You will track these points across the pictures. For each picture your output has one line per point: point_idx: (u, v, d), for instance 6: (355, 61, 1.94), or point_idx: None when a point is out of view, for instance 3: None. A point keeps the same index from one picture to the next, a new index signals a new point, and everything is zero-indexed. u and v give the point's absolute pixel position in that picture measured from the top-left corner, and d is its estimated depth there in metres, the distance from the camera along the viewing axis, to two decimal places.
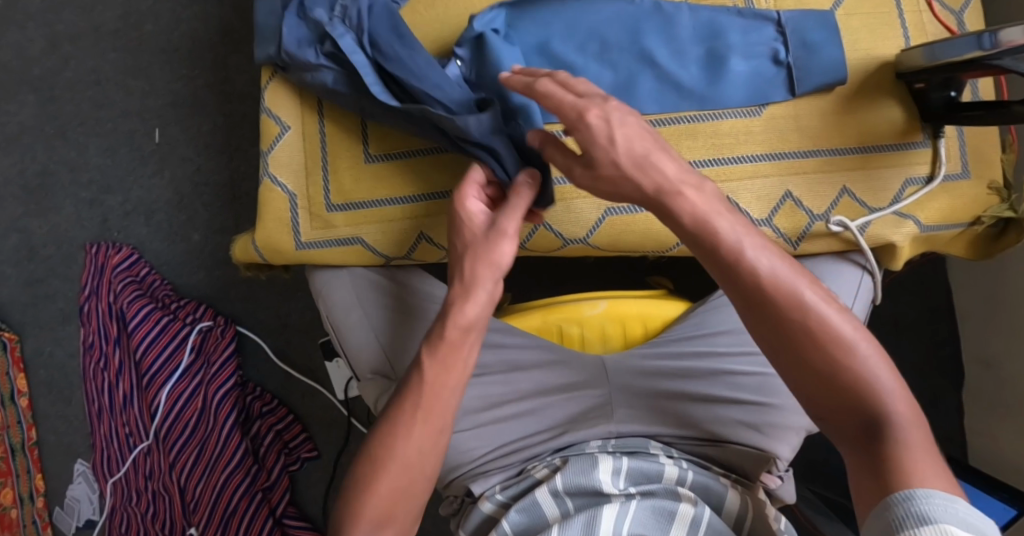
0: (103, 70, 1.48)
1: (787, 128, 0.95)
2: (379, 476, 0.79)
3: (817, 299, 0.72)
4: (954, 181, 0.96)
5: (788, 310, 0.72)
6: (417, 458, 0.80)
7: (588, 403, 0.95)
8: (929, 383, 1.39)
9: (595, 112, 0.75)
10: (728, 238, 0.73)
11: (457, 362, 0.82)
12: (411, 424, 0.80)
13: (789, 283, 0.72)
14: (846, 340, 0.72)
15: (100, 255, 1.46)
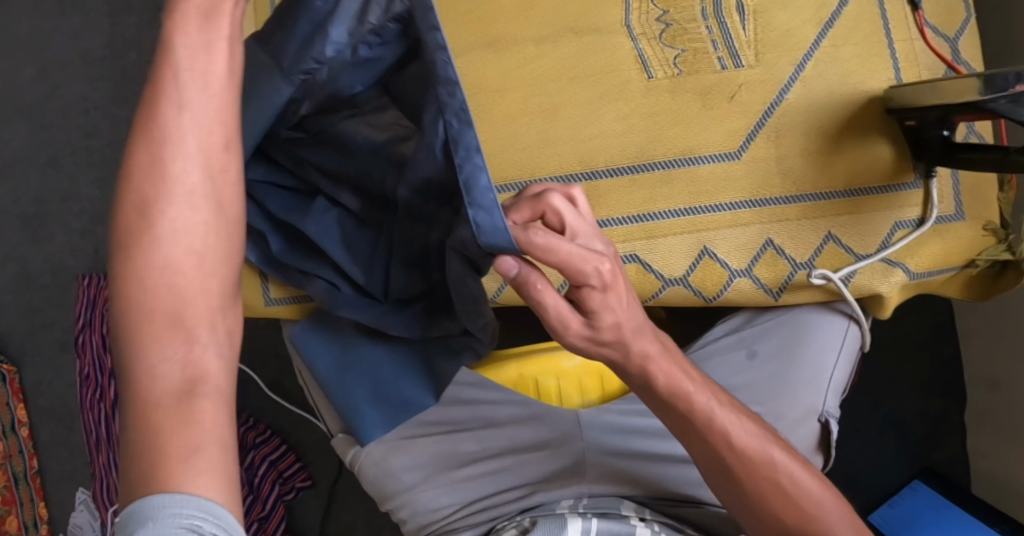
0: (93, 99, 1.49)
1: (770, 171, 0.90)
2: (164, 340, 0.54)
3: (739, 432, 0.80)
4: (947, 223, 0.91)
5: (716, 445, 0.80)
6: (191, 273, 0.56)
7: (562, 461, 0.93)
8: (935, 405, 1.34)
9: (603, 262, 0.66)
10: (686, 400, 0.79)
11: (219, 96, 0.58)
12: (160, 224, 0.55)
13: (707, 423, 0.79)
14: (760, 457, 0.80)
15: (93, 287, 1.46)
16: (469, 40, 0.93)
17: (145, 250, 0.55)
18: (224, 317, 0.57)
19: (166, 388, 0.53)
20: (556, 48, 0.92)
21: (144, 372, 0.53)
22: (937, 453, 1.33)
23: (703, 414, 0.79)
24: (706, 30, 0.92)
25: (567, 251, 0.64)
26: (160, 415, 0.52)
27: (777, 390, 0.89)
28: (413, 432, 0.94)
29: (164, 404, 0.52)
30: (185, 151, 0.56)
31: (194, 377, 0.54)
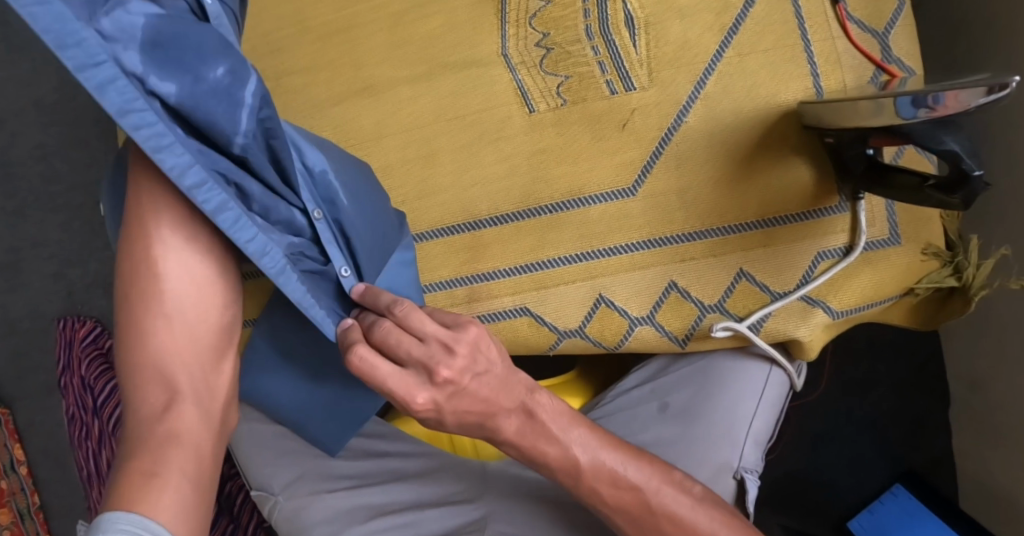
0: (49, 145, 1.51)
1: (671, 207, 0.82)
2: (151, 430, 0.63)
3: (640, 480, 0.74)
4: (879, 249, 0.81)
5: (602, 493, 0.74)
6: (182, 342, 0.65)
7: (466, 515, 0.86)
8: (917, 404, 1.23)
9: (422, 399, 0.66)
10: (562, 455, 0.73)
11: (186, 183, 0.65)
12: (164, 294, 0.65)
13: (594, 471, 0.73)
14: (654, 503, 0.74)
15: (68, 329, 1.49)
16: (343, 90, 0.88)
17: (147, 306, 0.65)
18: (216, 368, 0.68)
19: (153, 422, 0.64)
20: (431, 87, 0.86)
21: (158, 423, 0.64)
22: (917, 455, 1.22)
23: (595, 465, 0.73)
24: (592, 52, 0.82)
25: (380, 382, 0.65)
26: (146, 443, 0.63)
27: (692, 445, 0.82)
28: (319, 488, 0.91)
29: (149, 434, 0.63)
30: (175, 238, 0.65)
31: (174, 429, 0.64)
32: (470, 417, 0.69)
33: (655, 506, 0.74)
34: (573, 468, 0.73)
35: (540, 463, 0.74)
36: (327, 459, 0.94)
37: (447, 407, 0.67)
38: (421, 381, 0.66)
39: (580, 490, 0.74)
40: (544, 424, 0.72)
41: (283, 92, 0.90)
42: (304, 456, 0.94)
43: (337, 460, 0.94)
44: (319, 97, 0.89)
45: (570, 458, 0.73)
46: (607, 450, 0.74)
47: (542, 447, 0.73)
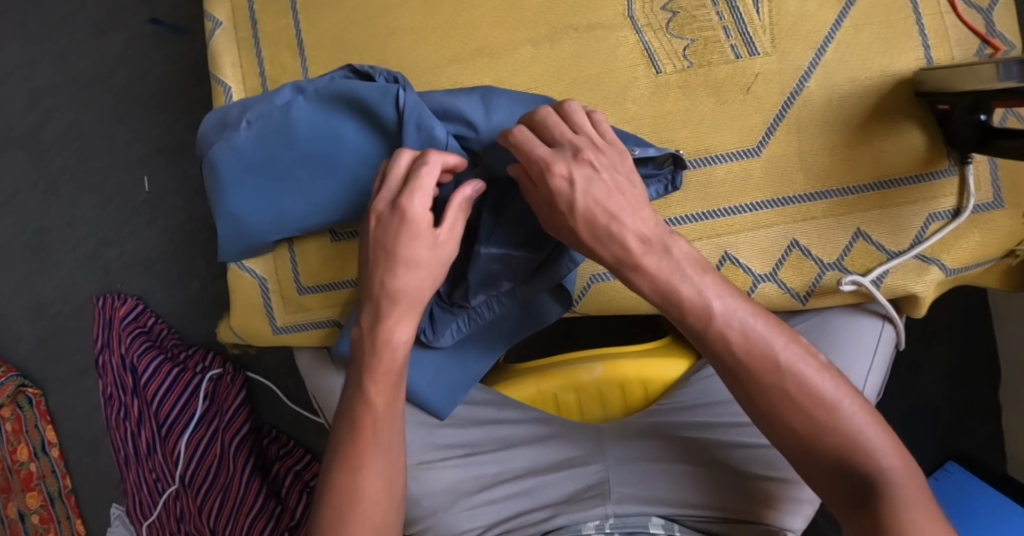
0: (85, 121, 1.46)
1: (792, 168, 0.84)
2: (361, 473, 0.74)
3: (810, 374, 0.69)
4: (985, 212, 0.86)
5: (765, 374, 0.70)
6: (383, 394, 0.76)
7: (587, 480, 0.87)
8: (962, 384, 1.28)
9: (559, 171, 0.71)
10: (696, 303, 0.70)
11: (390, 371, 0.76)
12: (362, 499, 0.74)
13: (765, 351, 0.70)
14: (825, 398, 0.69)
15: (107, 308, 1.44)
16: (459, 50, 0.89)
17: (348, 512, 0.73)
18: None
19: None
20: (553, 48, 0.87)
21: (344, 490, 0.73)
22: (967, 437, 1.28)
23: (749, 341, 0.70)
24: (716, 18, 0.85)
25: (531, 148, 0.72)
26: None
27: None
28: (428, 458, 0.89)
29: None
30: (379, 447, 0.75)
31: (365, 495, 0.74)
32: (597, 216, 0.71)
33: (828, 402, 0.69)
34: (721, 334, 0.70)
35: (691, 323, 0.71)
36: (431, 429, 0.91)
37: (585, 189, 0.71)
38: (564, 157, 0.71)
39: (737, 369, 0.70)
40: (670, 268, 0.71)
41: (394, 52, 0.90)
42: (411, 424, 0.91)
43: (443, 428, 0.91)
44: (434, 57, 0.89)
45: (704, 307, 0.70)
46: (763, 321, 0.71)
47: (677, 299, 0.71)
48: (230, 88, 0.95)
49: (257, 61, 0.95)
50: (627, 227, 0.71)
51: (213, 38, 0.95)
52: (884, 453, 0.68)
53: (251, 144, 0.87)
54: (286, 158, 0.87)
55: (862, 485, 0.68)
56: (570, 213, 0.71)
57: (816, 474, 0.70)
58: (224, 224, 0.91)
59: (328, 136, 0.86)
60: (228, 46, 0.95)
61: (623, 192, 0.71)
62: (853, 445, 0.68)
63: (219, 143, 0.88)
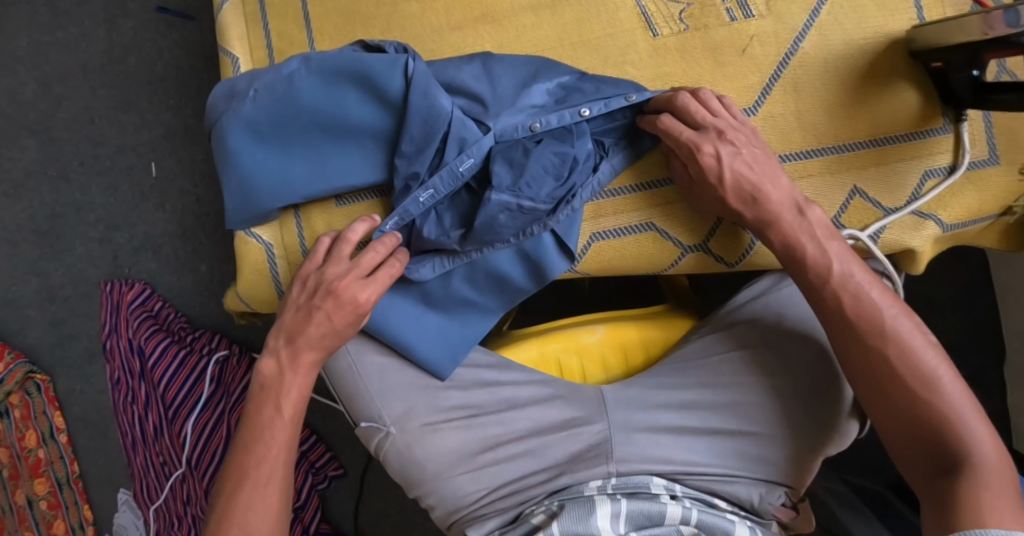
0: (94, 108, 1.48)
1: (789, 127, 0.86)
2: (248, 475, 0.82)
3: (915, 344, 0.77)
4: (981, 169, 0.87)
5: (870, 340, 0.78)
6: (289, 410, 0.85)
7: (588, 440, 0.89)
8: (966, 358, 1.29)
9: (708, 150, 0.79)
10: (818, 261, 0.80)
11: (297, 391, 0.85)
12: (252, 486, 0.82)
13: (870, 323, 0.78)
14: (927, 375, 0.76)
15: (114, 293, 1.46)
16: (462, 16, 0.91)
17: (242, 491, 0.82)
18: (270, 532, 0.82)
19: None
20: (555, 13, 0.89)
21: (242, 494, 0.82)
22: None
23: (860, 303, 0.79)
24: None
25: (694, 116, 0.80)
26: None
27: (807, 357, 0.86)
28: (433, 420, 0.91)
29: None
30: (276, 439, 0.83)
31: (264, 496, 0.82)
32: (745, 185, 0.80)
33: (934, 381, 0.76)
34: (837, 295, 0.79)
35: (810, 278, 0.80)
36: (435, 392, 0.92)
37: (731, 163, 0.79)
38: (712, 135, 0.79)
39: (847, 330, 0.79)
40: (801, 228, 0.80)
41: (399, 20, 0.92)
42: (412, 387, 0.92)
43: (446, 391, 0.92)
44: (438, 23, 0.91)
45: (823, 267, 0.80)
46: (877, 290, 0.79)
47: (800, 259, 0.81)
48: (239, 59, 0.97)
49: (264, 33, 0.96)
50: (766, 192, 0.80)
51: (222, 10, 0.98)
52: (973, 426, 0.75)
53: (259, 113, 0.89)
54: (295, 127, 0.89)
55: (940, 456, 0.75)
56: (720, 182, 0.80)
57: (906, 440, 0.77)
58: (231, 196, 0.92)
59: (335, 103, 0.88)
60: (234, 19, 0.97)
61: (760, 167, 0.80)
62: (949, 419, 0.75)
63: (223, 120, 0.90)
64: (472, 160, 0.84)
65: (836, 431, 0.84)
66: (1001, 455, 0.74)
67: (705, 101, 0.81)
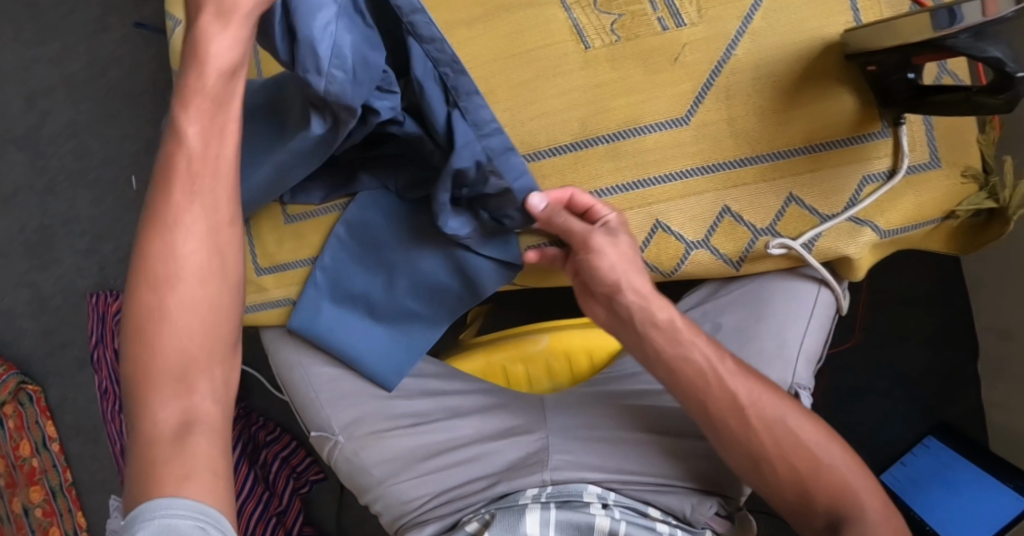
0: (78, 122, 1.52)
1: (721, 135, 0.85)
2: (156, 341, 0.63)
3: (796, 424, 0.77)
4: (922, 173, 0.85)
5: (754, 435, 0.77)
6: (202, 253, 0.66)
7: (528, 448, 0.89)
8: (944, 355, 1.27)
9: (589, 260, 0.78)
10: (705, 370, 0.78)
11: (214, 267, 0.66)
12: (168, 302, 0.64)
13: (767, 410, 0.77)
14: (813, 451, 0.77)
15: (99, 304, 1.50)
16: None
17: (155, 327, 0.64)
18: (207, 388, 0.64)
19: (161, 433, 0.62)
20: (489, 27, 0.89)
21: (133, 360, 0.63)
22: (952, 407, 1.26)
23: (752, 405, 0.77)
24: None
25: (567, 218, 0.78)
26: (159, 451, 0.61)
27: (742, 363, 0.86)
28: (378, 427, 0.92)
29: (161, 441, 0.61)
30: (183, 278, 0.65)
31: (195, 410, 0.63)
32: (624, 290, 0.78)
33: (822, 465, 0.76)
34: (722, 389, 0.77)
35: (691, 382, 0.78)
36: (384, 399, 0.93)
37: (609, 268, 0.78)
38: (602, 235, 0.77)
39: (738, 426, 0.77)
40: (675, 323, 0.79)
41: None
42: (362, 397, 0.94)
43: (395, 399, 0.93)
44: None
45: (704, 368, 0.78)
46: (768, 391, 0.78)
47: (682, 354, 0.78)
48: None
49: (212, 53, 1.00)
50: (640, 291, 0.78)
51: (173, 34, 1.02)
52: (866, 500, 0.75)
53: None
54: None
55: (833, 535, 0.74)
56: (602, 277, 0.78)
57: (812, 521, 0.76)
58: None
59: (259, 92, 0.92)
60: (184, 40, 1.01)
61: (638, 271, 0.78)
62: (837, 494, 0.75)
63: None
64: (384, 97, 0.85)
65: None
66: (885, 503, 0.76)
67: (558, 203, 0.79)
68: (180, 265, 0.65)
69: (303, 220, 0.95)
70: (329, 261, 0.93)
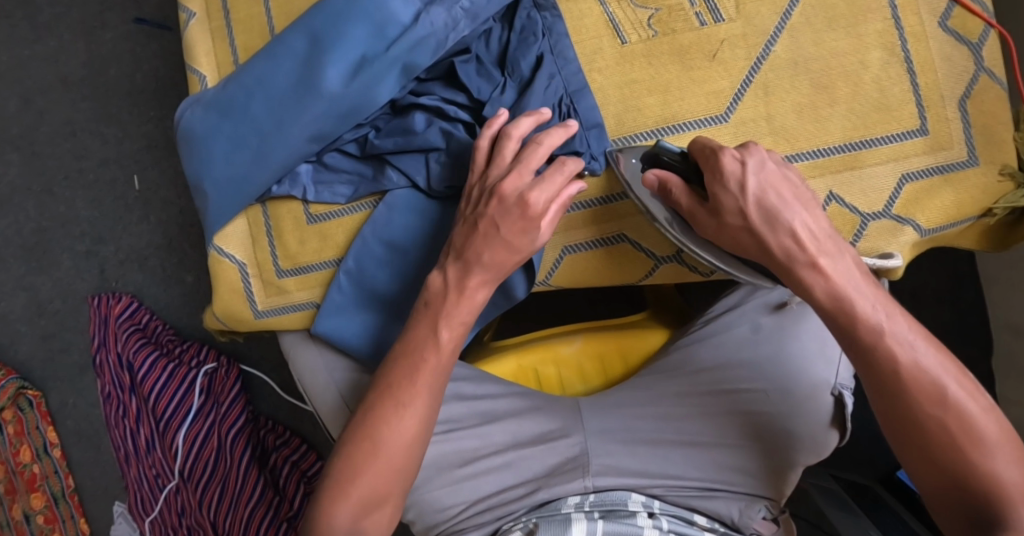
0: (76, 121, 1.47)
1: (759, 132, 0.85)
2: (380, 422, 0.78)
3: (925, 362, 0.71)
4: (959, 171, 0.85)
5: (925, 405, 0.70)
6: (399, 463, 0.78)
7: (565, 453, 0.88)
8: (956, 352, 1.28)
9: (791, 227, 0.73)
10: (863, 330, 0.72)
11: (433, 378, 0.80)
12: (399, 392, 0.79)
13: (933, 374, 0.70)
14: (937, 396, 0.70)
15: (102, 306, 1.44)
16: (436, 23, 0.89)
17: (404, 375, 0.79)
18: (370, 487, 0.77)
19: (356, 493, 0.77)
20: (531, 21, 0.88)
21: (378, 421, 0.78)
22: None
23: (917, 361, 0.71)
24: None
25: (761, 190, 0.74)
26: (352, 491, 0.77)
27: (783, 366, 0.85)
28: None
29: (355, 497, 0.76)
30: (394, 403, 0.78)
31: (360, 530, 0.77)
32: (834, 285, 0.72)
33: (948, 398, 0.70)
34: (891, 356, 0.71)
35: (862, 341, 0.72)
36: None
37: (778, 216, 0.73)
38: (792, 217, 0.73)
39: (896, 384, 0.71)
40: (845, 275, 0.72)
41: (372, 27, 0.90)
42: None
43: None
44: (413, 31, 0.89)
45: (876, 325, 0.71)
46: (893, 320, 0.72)
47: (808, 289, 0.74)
48: (207, 77, 0.97)
49: (230, 49, 0.96)
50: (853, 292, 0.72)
51: (188, 27, 0.97)
52: (1005, 453, 0.69)
53: (212, 94, 0.93)
54: (238, 99, 0.91)
55: (988, 519, 0.68)
56: (742, 193, 0.74)
57: (934, 482, 0.71)
58: (195, 183, 0.94)
59: (272, 62, 0.89)
60: (201, 35, 0.97)
61: (792, 190, 0.74)
62: (932, 400, 0.70)
63: (201, 107, 0.93)
64: (416, 60, 0.86)
65: (815, 440, 0.83)
66: (1015, 440, 0.70)
67: (723, 160, 0.74)
68: (403, 397, 0.78)
69: (328, 220, 0.92)
70: (354, 264, 0.91)
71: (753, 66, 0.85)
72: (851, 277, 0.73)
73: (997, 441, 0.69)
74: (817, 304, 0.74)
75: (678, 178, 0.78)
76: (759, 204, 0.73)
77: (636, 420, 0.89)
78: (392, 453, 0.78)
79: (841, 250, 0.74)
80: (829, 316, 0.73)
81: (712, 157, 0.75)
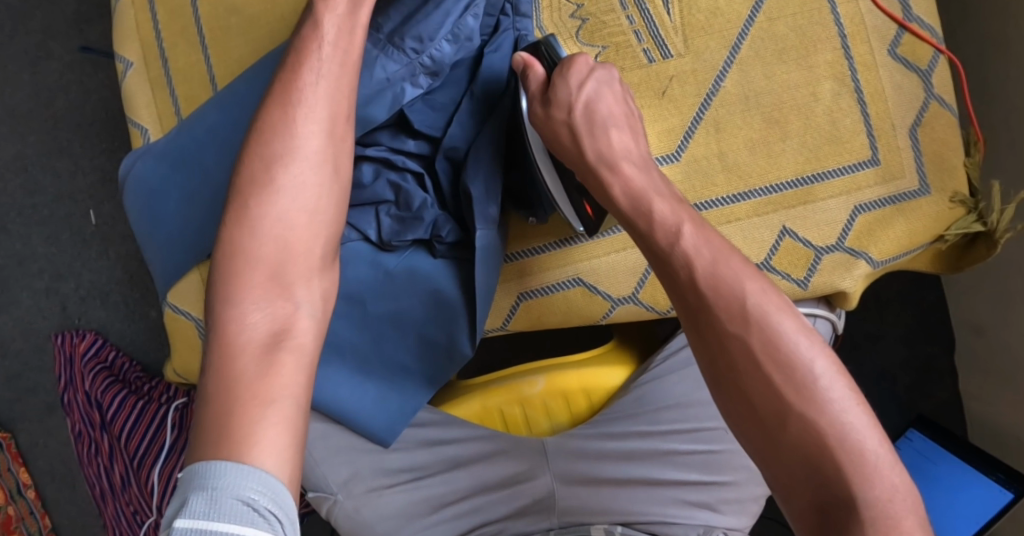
0: (27, 155, 1.43)
1: (712, 169, 0.84)
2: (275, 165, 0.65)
3: (728, 273, 0.61)
4: (912, 200, 0.85)
5: (725, 323, 0.60)
6: (304, 214, 0.65)
7: (533, 494, 0.89)
8: (921, 352, 1.29)
9: (611, 137, 0.73)
10: (666, 220, 0.66)
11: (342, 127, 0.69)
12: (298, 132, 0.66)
13: (728, 281, 0.61)
14: (741, 309, 0.60)
15: (66, 344, 1.41)
16: None
17: (291, 111, 0.67)
18: (274, 243, 0.63)
19: (264, 255, 0.62)
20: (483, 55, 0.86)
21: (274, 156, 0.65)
22: (927, 401, 1.29)
23: (714, 264, 0.62)
24: (626, 20, 0.85)
25: (593, 96, 0.74)
26: (255, 263, 0.62)
27: None
28: (377, 483, 0.87)
29: (260, 262, 0.62)
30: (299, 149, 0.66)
31: (275, 310, 0.61)
32: (631, 207, 0.69)
33: (749, 311, 0.60)
34: (686, 262, 0.63)
35: (657, 247, 0.65)
36: (381, 453, 0.88)
37: (589, 131, 0.73)
38: (616, 129, 0.73)
39: (694, 302, 0.62)
40: (645, 182, 0.69)
41: None
42: (355, 453, 0.87)
43: (392, 453, 0.88)
44: None
45: (671, 226, 0.65)
46: (696, 232, 0.64)
47: (606, 195, 0.71)
48: (148, 130, 0.94)
49: (171, 100, 0.94)
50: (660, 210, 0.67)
51: (126, 79, 0.94)
52: (830, 390, 0.58)
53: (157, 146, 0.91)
54: (184, 150, 0.89)
55: (821, 474, 0.56)
56: (578, 90, 0.74)
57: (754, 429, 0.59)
58: (146, 238, 0.92)
59: (214, 113, 0.88)
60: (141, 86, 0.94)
61: (621, 110, 0.75)
62: (732, 316, 0.60)
63: (144, 159, 0.90)
64: None
65: None
66: (841, 372, 0.59)
67: (571, 68, 0.76)
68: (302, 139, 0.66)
69: None
70: None
71: (704, 102, 0.84)
72: (653, 186, 0.69)
73: (808, 374, 0.58)
74: (617, 208, 0.70)
75: (541, 69, 0.77)
76: (590, 109, 0.74)
77: (601, 458, 0.88)
78: (300, 201, 0.65)
79: (650, 170, 0.72)
80: (626, 218, 0.69)
81: (568, 63, 0.76)
